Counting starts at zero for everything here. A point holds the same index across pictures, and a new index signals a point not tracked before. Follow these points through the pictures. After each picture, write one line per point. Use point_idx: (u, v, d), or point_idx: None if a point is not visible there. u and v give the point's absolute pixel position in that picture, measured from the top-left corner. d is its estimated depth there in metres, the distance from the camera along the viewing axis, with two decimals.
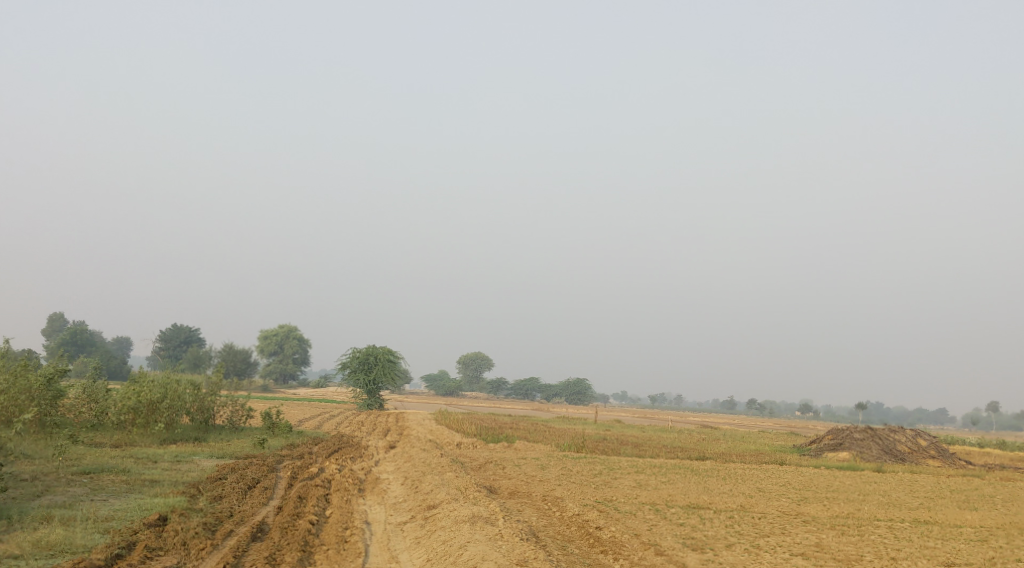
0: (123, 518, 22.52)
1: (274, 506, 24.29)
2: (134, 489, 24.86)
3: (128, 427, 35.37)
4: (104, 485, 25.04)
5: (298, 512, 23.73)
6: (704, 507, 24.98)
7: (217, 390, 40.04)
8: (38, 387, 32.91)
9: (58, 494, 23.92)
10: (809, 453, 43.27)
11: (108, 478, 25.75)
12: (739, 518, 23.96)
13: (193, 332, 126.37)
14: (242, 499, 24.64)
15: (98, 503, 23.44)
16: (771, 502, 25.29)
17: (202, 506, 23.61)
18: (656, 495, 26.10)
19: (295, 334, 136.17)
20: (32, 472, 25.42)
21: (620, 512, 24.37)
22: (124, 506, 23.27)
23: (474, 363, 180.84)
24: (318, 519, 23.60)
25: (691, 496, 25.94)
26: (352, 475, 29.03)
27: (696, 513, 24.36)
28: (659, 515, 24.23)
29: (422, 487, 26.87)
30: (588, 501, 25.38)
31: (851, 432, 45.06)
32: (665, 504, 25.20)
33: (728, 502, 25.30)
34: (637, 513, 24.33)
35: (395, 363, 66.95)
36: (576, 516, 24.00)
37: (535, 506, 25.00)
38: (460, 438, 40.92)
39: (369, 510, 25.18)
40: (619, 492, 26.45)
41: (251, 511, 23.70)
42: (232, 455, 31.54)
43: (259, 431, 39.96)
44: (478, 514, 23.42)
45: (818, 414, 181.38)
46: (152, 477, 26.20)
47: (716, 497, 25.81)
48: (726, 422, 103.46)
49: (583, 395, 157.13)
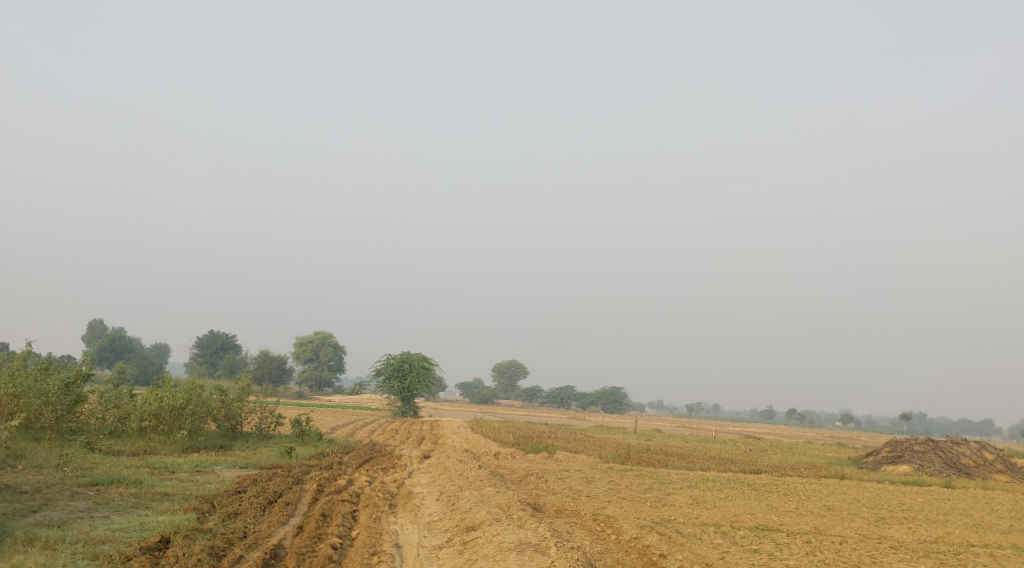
0: (120, 540, 20.80)
1: (294, 526, 22.49)
2: (140, 504, 23.18)
3: (149, 435, 33.88)
4: (110, 499, 23.40)
5: (319, 535, 21.88)
6: (773, 529, 22.84)
7: (244, 396, 38.43)
8: (55, 393, 31.51)
9: (57, 510, 22.32)
10: (867, 466, 40.97)
11: (115, 490, 24.11)
12: (818, 544, 21.78)
13: (229, 339, 125.64)
14: (260, 518, 22.87)
15: (97, 521, 21.77)
16: (849, 524, 23.07)
17: (211, 527, 21.84)
18: (720, 514, 23.97)
19: (331, 341, 135.25)
20: (35, 484, 23.86)
21: (682, 536, 22.29)
22: (123, 525, 21.58)
23: (509, 371, 178.83)
24: (342, 543, 21.73)
25: (758, 516, 23.78)
26: (383, 488, 27.23)
27: (766, 537, 22.22)
28: (724, 539, 22.13)
29: (459, 505, 24.94)
30: (645, 522, 23.35)
31: (910, 444, 42.54)
32: (728, 525, 23.09)
33: (800, 524, 23.13)
34: (701, 536, 22.26)
35: (429, 370, 65.26)
36: (632, 542, 21.98)
37: (585, 528, 23.02)
38: (499, 448, 39.01)
39: (401, 531, 23.33)
40: (677, 511, 24.37)
41: (267, 532, 21.91)
42: (256, 465, 29.88)
43: (288, 439, 38.29)
44: (525, 541, 21.45)
45: (859, 425, 177.34)
46: (163, 490, 24.51)
47: (786, 518, 23.64)
48: (770, 432, 100.63)
49: (621, 405, 154.90)
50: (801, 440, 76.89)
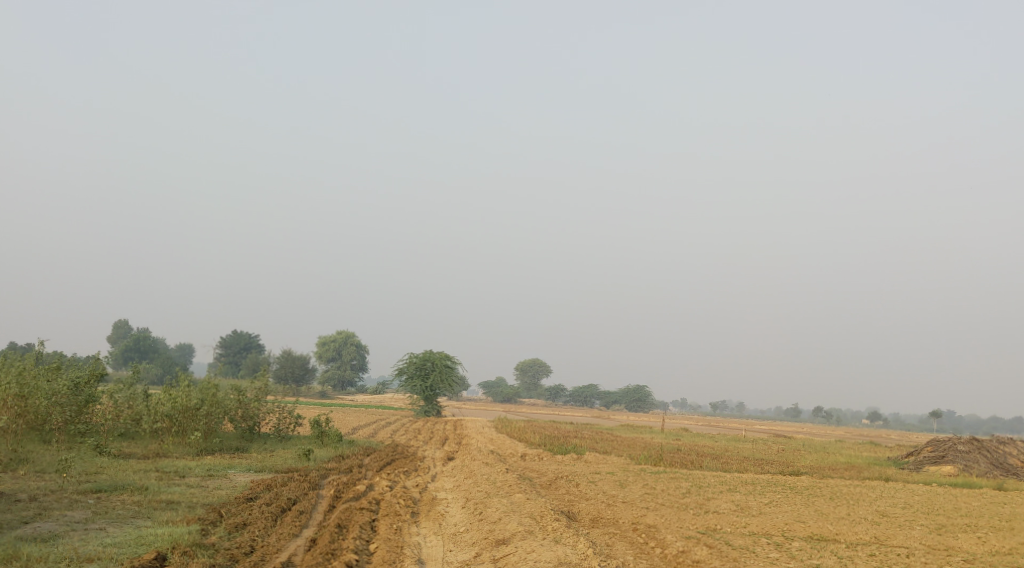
0: (111, 558, 19.55)
1: (306, 539, 21.21)
2: (141, 514, 21.99)
3: (163, 436, 32.74)
4: (110, 508, 22.24)
5: (334, 550, 20.57)
6: (829, 540, 21.37)
7: (263, 396, 37.24)
8: (65, 394, 30.47)
9: (50, 521, 21.15)
10: (908, 467, 39.41)
11: (117, 498, 22.95)
12: (884, 557, 20.27)
13: (252, 338, 125.05)
14: (271, 530, 21.61)
15: (90, 535, 20.57)
16: (911, 533, 21.57)
17: (213, 541, 20.57)
18: (770, 523, 22.48)
19: (354, 340, 134.39)
20: (32, 491, 22.72)
21: (733, 549, 20.84)
22: (118, 539, 20.35)
23: (533, 370, 177.47)
24: (358, 560, 20.39)
25: (811, 525, 22.27)
26: (405, 494, 25.96)
27: (824, 549, 20.72)
28: (777, 552, 20.66)
29: (486, 514, 23.57)
30: (691, 533, 21.93)
31: (953, 443, 40.79)
32: (780, 536, 21.62)
33: (858, 534, 21.63)
34: (753, 549, 20.80)
35: (453, 368, 63.96)
36: (679, 557, 20.57)
37: (627, 540, 21.65)
38: (526, 449, 37.67)
39: (424, 544, 22.02)
40: (723, 519, 22.89)
41: (277, 547, 20.64)
42: (272, 469, 28.61)
43: (307, 441, 37.09)
44: (564, 561, 20.00)
45: (887, 423, 174.81)
46: (169, 497, 23.32)
47: (842, 526, 22.13)
48: (798, 431, 98.92)
49: (645, 403, 153.28)
50: (831, 439, 75.26)
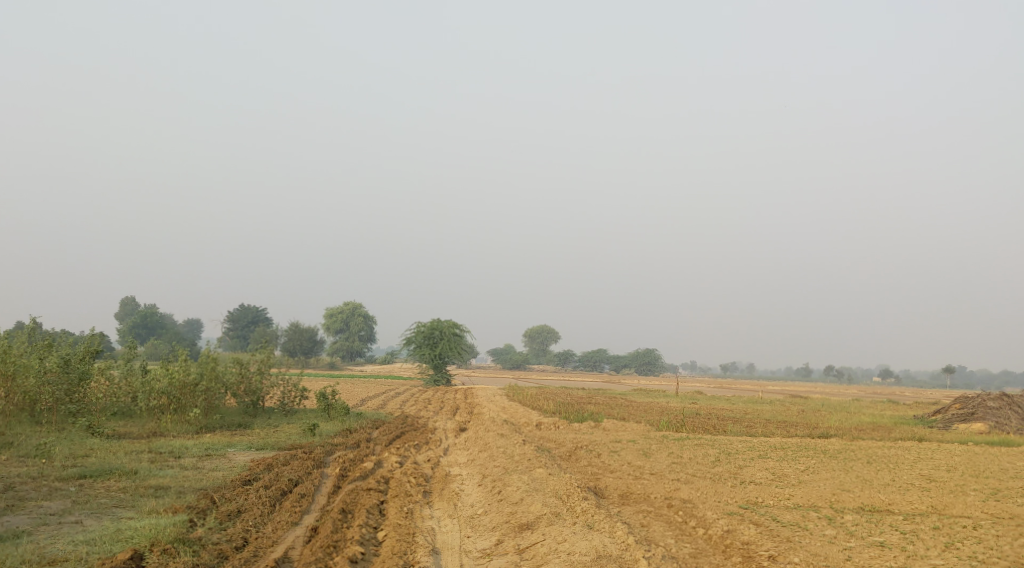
0: (81, 558, 18.19)
1: (307, 528, 19.86)
2: (124, 503, 20.67)
3: (160, 414, 31.44)
4: (92, 496, 20.94)
5: (337, 542, 19.19)
6: (883, 511, 20.00)
7: (266, 368, 35.87)
8: (54, 372, 29.17)
9: (24, 514, 19.85)
10: (936, 426, 37.93)
11: (101, 485, 21.64)
12: (950, 530, 18.92)
13: (260, 311, 123.78)
14: (267, 518, 20.27)
15: (62, 531, 19.25)
16: (970, 501, 20.22)
17: (200, 534, 19.17)
18: (816, 494, 21.06)
19: (362, 310, 133.10)
20: (10, 480, 21.42)
21: (784, 527, 19.40)
22: (95, 535, 19.02)
23: (541, 336, 176.30)
24: (364, 554, 19.01)
25: (861, 495, 20.88)
26: (416, 471, 24.62)
27: (882, 524, 19.32)
28: (832, 528, 19.25)
29: (506, 493, 22.19)
30: (731, 509, 20.56)
31: (983, 399, 39.31)
32: (829, 509, 20.21)
33: (914, 503, 20.28)
34: (805, 526, 19.36)
35: (461, 336, 62.63)
36: (726, 539, 19.19)
37: (663, 520, 20.28)
38: (540, 418, 36.29)
39: (439, 529, 20.68)
40: (764, 491, 21.47)
41: (273, 540, 19.32)
42: (274, 446, 27.23)
43: (313, 415, 35.72)
44: (601, 552, 18.55)
45: (899, 379, 173.81)
46: (157, 482, 21.99)
47: (894, 495, 20.76)
48: (813, 390, 97.65)
49: (655, 366, 152.36)
50: (847, 398, 74.16)
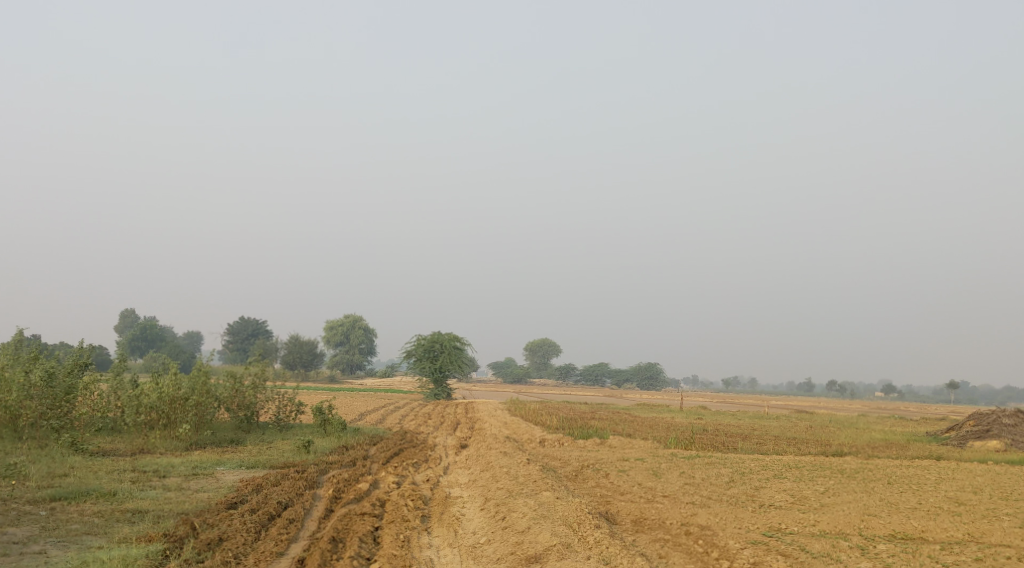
0: None
1: (293, 560, 18.80)
2: (96, 530, 19.63)
3: (149, 431, 30.41)
4: (64, 522, 19.90)
5: None
6: (917, 540, 18.94)
7: (261, 382, 34.82)
8: (38, 386, 28.13)
9: None
10: (951, 443, 36.78)
11: (75, 509, 20.61)
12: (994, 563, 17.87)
13: (260, 324, 122.74)
14: (250, 547, 19.19)
15: (26, 562, 18.21)
16: (1008, 528, 19.19)
17: None
18: (843, 519, 19.98)
19: (362, 323, 132.03)
20: None
21: (815, 559, 18.31)
22: None
23: (541, 350, 175.16)
24: None
25: (892, 521, 19.80)
26: (413, 492, 23.53)
27: (921, 555, 18.23)
28: (866, 560, 18.16)
29: (510, 520, 21.07)
30: (753, 537, 19.48)
31: (997, 416, 38.16)
32: (859, 537, 19.12)
33: (949, 531, 19.24)
34: (837, 558, 18.27)
35: (462, 350, 61.54)
36: None
37: (683, 550, 19.22)
38: (544, 434, 35.19)
39: (438, 561, 19.60)
40: (788, 516, 20.39)
41: None
42: (266, 465, 26.15)
43: (309, 430, 34.64)
44: None
45: (900, 394, 172.62)
46: (136, 506, 20.94)
47: (927, 521, 19.70)
48: (816, 406, 96.40)
49: (657, 380, 151.24)
50: (854, 414, 72.89)
